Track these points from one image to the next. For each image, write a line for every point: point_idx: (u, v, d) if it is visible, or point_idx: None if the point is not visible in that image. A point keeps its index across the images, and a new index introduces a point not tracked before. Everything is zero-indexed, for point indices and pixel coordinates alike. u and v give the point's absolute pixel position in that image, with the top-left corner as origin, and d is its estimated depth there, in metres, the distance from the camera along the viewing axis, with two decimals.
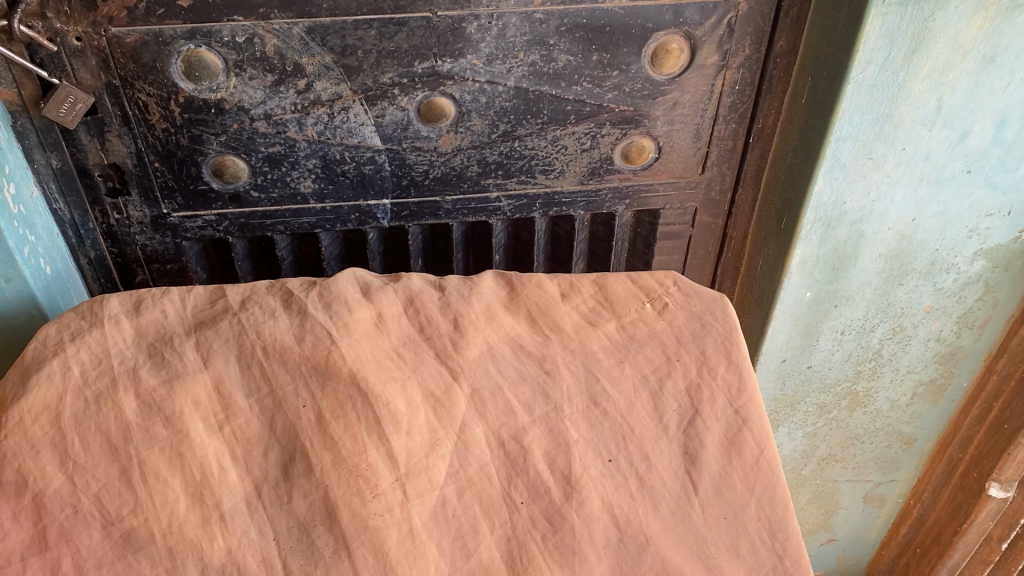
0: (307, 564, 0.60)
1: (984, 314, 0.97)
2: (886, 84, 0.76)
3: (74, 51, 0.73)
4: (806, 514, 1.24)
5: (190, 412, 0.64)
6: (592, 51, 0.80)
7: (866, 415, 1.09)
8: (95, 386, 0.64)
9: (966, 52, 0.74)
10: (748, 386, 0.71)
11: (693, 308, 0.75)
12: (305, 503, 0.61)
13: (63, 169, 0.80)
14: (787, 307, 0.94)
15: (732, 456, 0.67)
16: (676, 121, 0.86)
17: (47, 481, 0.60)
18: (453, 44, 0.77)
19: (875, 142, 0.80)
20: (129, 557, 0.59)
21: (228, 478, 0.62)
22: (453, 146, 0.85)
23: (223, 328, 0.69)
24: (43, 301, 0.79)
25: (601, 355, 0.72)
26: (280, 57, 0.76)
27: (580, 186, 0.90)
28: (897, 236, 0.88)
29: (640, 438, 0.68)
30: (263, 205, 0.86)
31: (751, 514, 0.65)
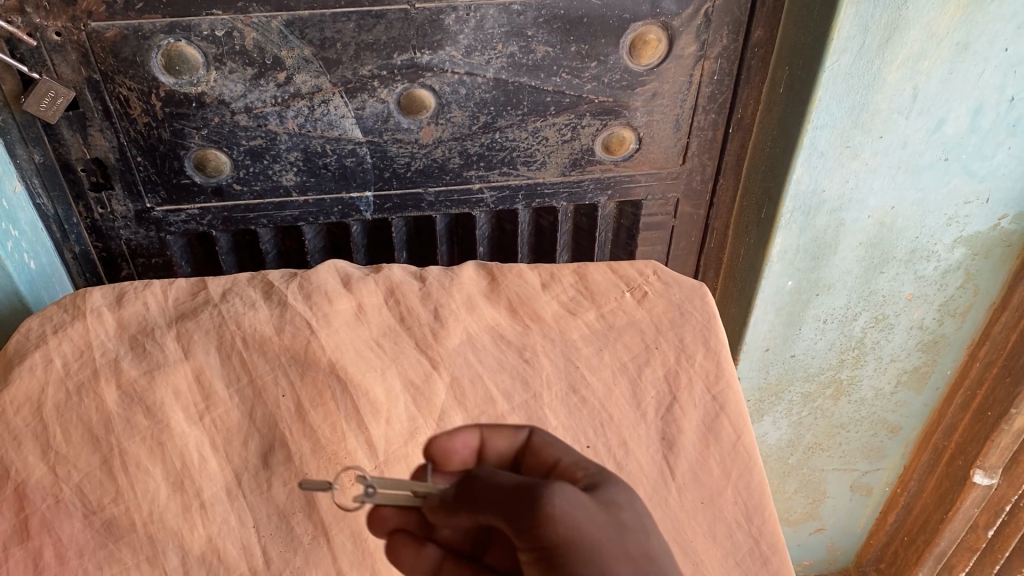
0: (286, 551, 0.61)
1: (965, 301, 0.98)
2: (862, 72, 0.77)
3: (55, 46, 0.73)
4: (793, 503, 1.25)
5: (171, 403, 0.64)
6: (571, 42, 0.80)
7: (851, 403, 1.09)
8: (77, 377, 0.65)
9: (940, 40, 0.75)
10: (725, 372, 0.72)
11: (673, 296, 0.76)
12: (284, 490, 0.63)
13: (46, 163, 0.80)
14: (769, 296, 0.94)
15: (709, 441, 0.69)
16: (656, 112, 0.87)
17: (29, 471, 0.61)
18: (432, 36, 0.78)
19: (852, 130, 0.81)
20: (111, 546, 0.60)
21: (208, 466, 0.63)
22: (434, 138, 0.85)
23: (204, 320, 0.69)
24: (27, 295, 0.80)
25: (581, 343, 0.73)
26: (260, 50, 0.76)
27: (562, 177, 0.91)
28: (877, 224, 0.88)
29: (619, 424, 0.69)
30: (246, 198, 0.86)
31: (728, 498, 0.67)
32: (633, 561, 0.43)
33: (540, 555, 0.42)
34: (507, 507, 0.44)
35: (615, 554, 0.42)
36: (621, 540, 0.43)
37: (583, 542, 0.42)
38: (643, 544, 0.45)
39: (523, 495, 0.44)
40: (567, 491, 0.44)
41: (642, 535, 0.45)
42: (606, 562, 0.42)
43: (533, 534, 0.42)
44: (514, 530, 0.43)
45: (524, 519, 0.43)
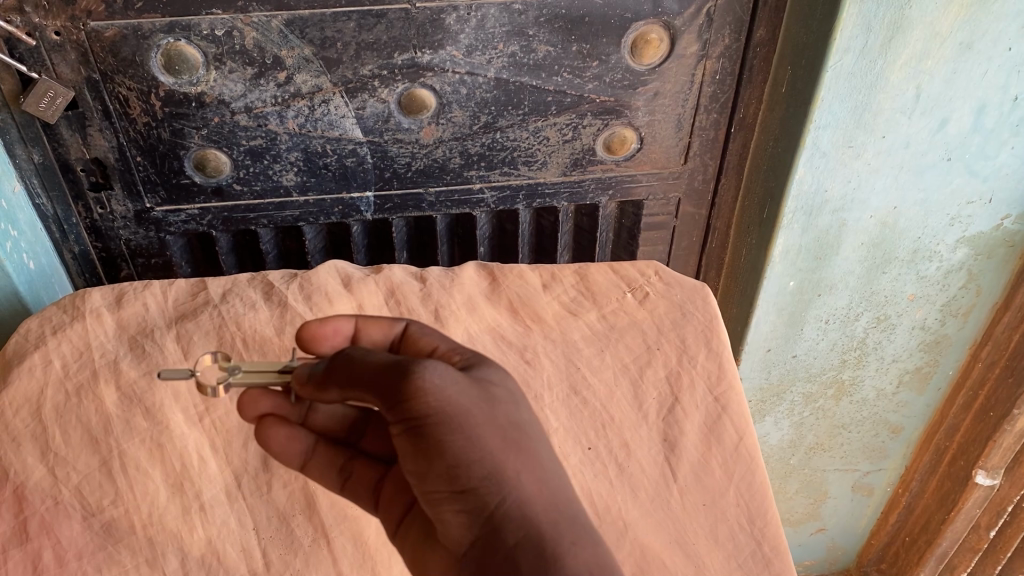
0: (287, 552, 0.64)
1: (967, 301, 0.97)
2: (865, 72, 0.76)
3: (54, 46, 0.73)
4: (794, 503, 1.25)
5: (171, 404, 0.66)
6: (572, 41, 0.80)
7: (852, 403, 1.09)
8: (76, 378, 0.66)
9: (943, 39, 0.74)
10: (728, 373, 0.73)
11: (674, 297, 0.77)
12: (284, 492, 0.66)
13: (45, 163, 0.80)
14: (771, 296, 0.94)
15: (711, 443, 0.70)
16: (657, 111, 0.86)
17: (28, 473, 0.62)
18: (433, 35, 0.78)
19: (855, 130, 0.80)
20: (110, 548, 0.61)
21: (207, 468, 0.65)
22: (435, 138, 0.85)
23: (204, 320, 0.70)
24: (26, 295, 0.79)
25: (583, 345, 0.74)
26: (260, 50, 0.76)
27: (563, 177, 0.91)
28: (879, 224, 0.88)
29: (620, 426, 0.70)
30: (246, 198, 0.86)
31: (730, 500, 0.67)
32: (500, 429, 0.49)
33: (411, 426, 0.48)
34: (379, 383, 0.49)
35: (483, 426, 0.48)
36: (491, 413, 0.49)
37: (452, 414, 0.47)
38: (513, 416, 0.50)
39: (394, 371, 0.49)
40: (438, 368, 0.49)
41: (512, 407, 0.51)
42: (473, 430, 0.47)
43: (406, 407, 0.48)
44: (387, 404, 0.49)
45: (396, 393, 0.48)
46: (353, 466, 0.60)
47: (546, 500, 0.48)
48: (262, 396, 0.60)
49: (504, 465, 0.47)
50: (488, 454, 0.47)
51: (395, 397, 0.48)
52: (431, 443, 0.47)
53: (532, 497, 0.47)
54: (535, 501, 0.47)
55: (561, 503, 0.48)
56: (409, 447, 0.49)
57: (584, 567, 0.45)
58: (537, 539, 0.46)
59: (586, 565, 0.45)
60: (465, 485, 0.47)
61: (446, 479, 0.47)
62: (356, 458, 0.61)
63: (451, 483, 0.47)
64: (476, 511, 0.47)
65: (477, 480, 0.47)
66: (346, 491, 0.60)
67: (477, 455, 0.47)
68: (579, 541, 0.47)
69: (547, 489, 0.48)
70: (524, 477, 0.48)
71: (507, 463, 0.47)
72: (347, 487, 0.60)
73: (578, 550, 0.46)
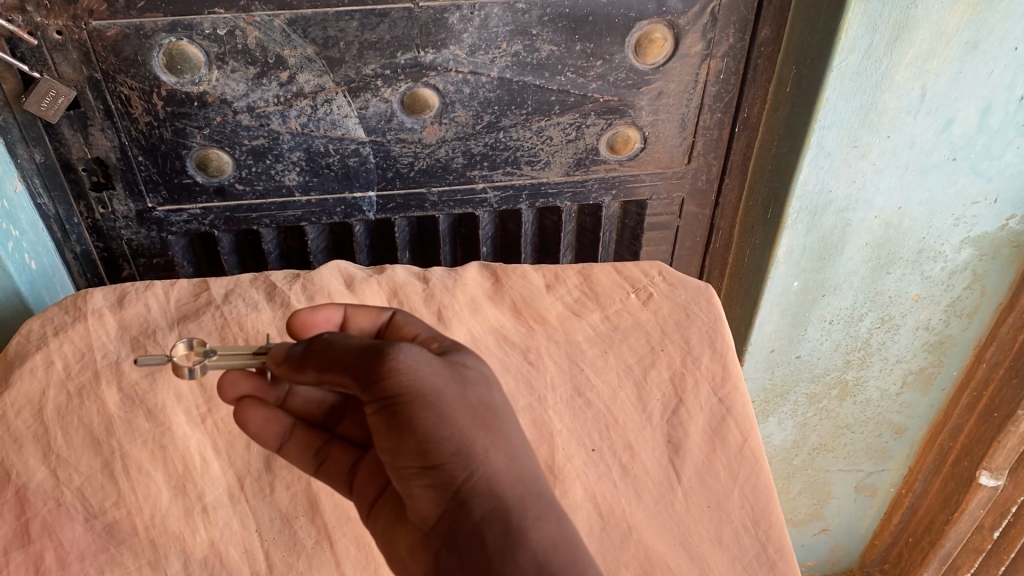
0: (289, 555, 0.64)
1: (972, 301, 0.97)
2: (870, 71, 0.76)
3: (56, 45, 0.73)
4: (798, 504, 1.24)
5: (173, 405, 0.67)
6: (576, 41, 0.79)
7: (856, 403, 1.08)
8: (78, 379, 0.66)
9: (949, 38, 0.74)
10: (732, 374, 0.73)
11: (678, 298, 0.77)
12: (287, 494, 0.66)
13: (47, 163, 0.80)
14: (774, 296, 0.94)
15: (716, 445, 0.69)
16: (661, 111, 0.86)
17: (30, 474, 0.62)
18: (436, 34, 0.77)
19: (859, 130, 0.80)
20: (112, 550, 0.61)
21: (210, 470, 0.65)
22: (437, 138, 0.85)
23: (206, 321, 0.70)
24: (28, 295, 0.79)
25: (586, 346, 0.74)
26: (262, 49, 0.76)
27: (566, 177, 0.90)
28: (883, 224, 0.88)
29: (624, 427, 0.70)
30: (248, 198, 0.86)
31: (735, 502, 0.67)
32: (472, 408, 0.50)
33: (384, 404, 0.49)
34: (353, 363, 0.50)
35: (455, 404, 0.49)
36: (462, 392, 0.50)
37: (424, 392, 0.49)
38: (485, 397, 0.51)
39: (370, 352, 0.50)
40: (414, 352, 0.50)
41: (484, 390, 0.52)
42: (444, 408, 0.49)
43: (379, 386, 0.49)
44: (361, 383, 0.50)
45: (369, 372, 0.49)
46: (329, 449, 0.61)
47: (515, 475, 0.49)
48: (242, 377, 0.60)
49: (473, 440, 0.49)
50: (458, 432, 0.49)
51: (369, 376, 0.49)
52: (403, 420, 0.48)
53: (499, 472, 0.49)
54: (502, 475, 0.48)
55: (529, 481, 0.49)
56: (382, 424, 0.50)
57: (547, 541, 0.47)
58: (502, 513, 0.47)
59: (550, 539, 0.47)
60: (434, 461, 0.48)
61: (416, 454, 0.49)
62: (333, 442, 0.62)
63: (420, 459, 0.49)
64: (443, 486, 0.48)
65: (446, 455, 0.48)
66: (321, 474, 0.61)
67: (447, 431, 0.48)
68: (544, 516, 0.48)
69: (515, 467, 0.49)
70: (493, 454, 0.49)
71: (476, 442, 0.49)
72: (323, 469, 0.61)
73: (543, 524, 0.47)
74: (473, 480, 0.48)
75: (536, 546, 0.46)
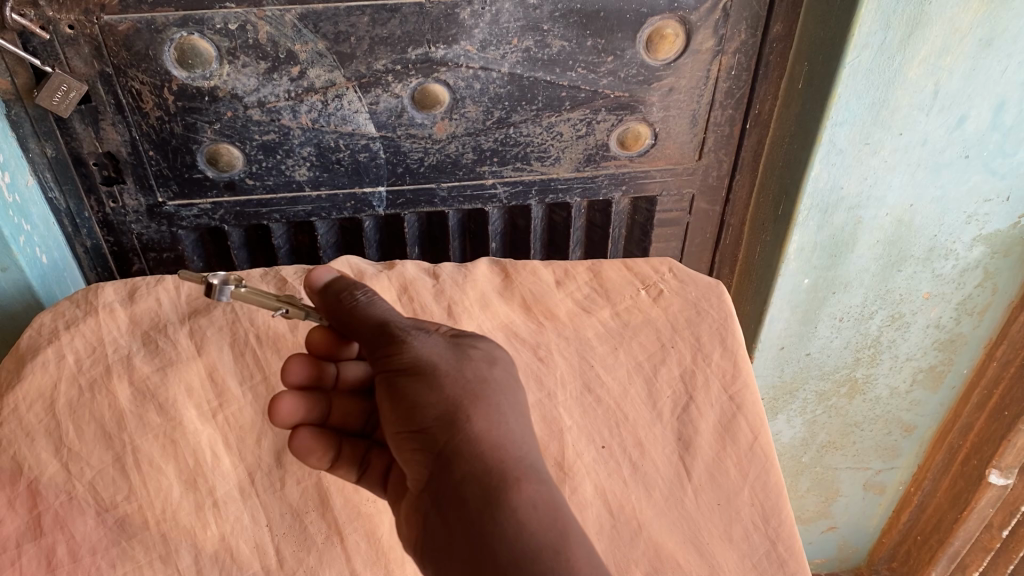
0: (299, 550, 0.65)
1: (984, 299, 0.97)
2: (883, 68, 0.75)
3: (67, 40, 0.73)
4: (806, 502, 1.24)
5: (184, 399, 0.67)
6: (587, 36, 0.79)
7: (865, 402, 1.08)
8: (89, 373, 0.66)
9: (963, 35, 0.73)
10: (743, 371, 0.72)
11: (689, 294, 0.76)
12: (298, 489, 0.67)
13: (58, 157, 0.80)
14: (784, 294, 0.93)
15: (726, 442, 0.69)
16: (672, 107, 0.86)
17: (42, 467, 0.62)
18: (447, 30, 0.77)
19: (871, 127, 0.79)
20: (124, 543, 0.62)
21: (221, 465, 0.66)
22: (448, 134, 0.84)
23: (217, 315, 0.71)
24: (39, 290, 0.79)
25: (596, 342, 0.74)
26: (273, 44, 0.76)
27: (576, 173, 0.90)
28: (895, 222, 0.87)
29: (634, 424, 0.70)
30: (258, 193, 0.86)
31: (745, 500, 0.67)
32: (464, 380, 0.57)
33: (388, 374, 0.58)
34: (369, 335, 0.60)
35: (448, 377, 0.57)
36: (458, 368, 0.58)
37: (422, 366, 0.57)
38: (481, 373, 0.58)
39: (385, 327, 0.59)
40: (423, 334, 0.60)
41: (482, 366, 0.59)
42: (437, 379, 0.57)
43: (387, 358, 0.58)
44: (374, 351, 0.60)
45: (382, 344, 0.59)
46: (370, 456, 0.66)
47: (495, 440, 0.55)
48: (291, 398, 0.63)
49: (457, 407, 0.56)
50: (446, 399, 0.56)
51: (381, 348, 0.59)
52: (399, 388, 0.57)
53: (479, 437, 0.54)
54: (480, 439, 0.54)
55: (510, 447, 0.55)
56: (384, 392, 0.59)
57: (529, 501, 0.52)
58: (481, 473, 0.53)
59: (532, 499, 0.52)
60: (422, 425, 0.56)
61: (408, 418, 0.57)
62: (373, 449, 0.66)
63: (411, 424, 0.57)
64: (430, 447, 0.55)
65: (432, 420, 0.56)
66: (364, 481, 0.65)
67: (435, 399, 0.56)
68: (526, 478, 0.53)
69: (499, 434, 0.55)
70: (477, 420, 0.55)
71: (462, 409, 0.56)
72: (366, 476, 0.65)
73: (522, 485, 0.53)
74: (454, 443, 0.54)
75: (517, 506, 0.51)
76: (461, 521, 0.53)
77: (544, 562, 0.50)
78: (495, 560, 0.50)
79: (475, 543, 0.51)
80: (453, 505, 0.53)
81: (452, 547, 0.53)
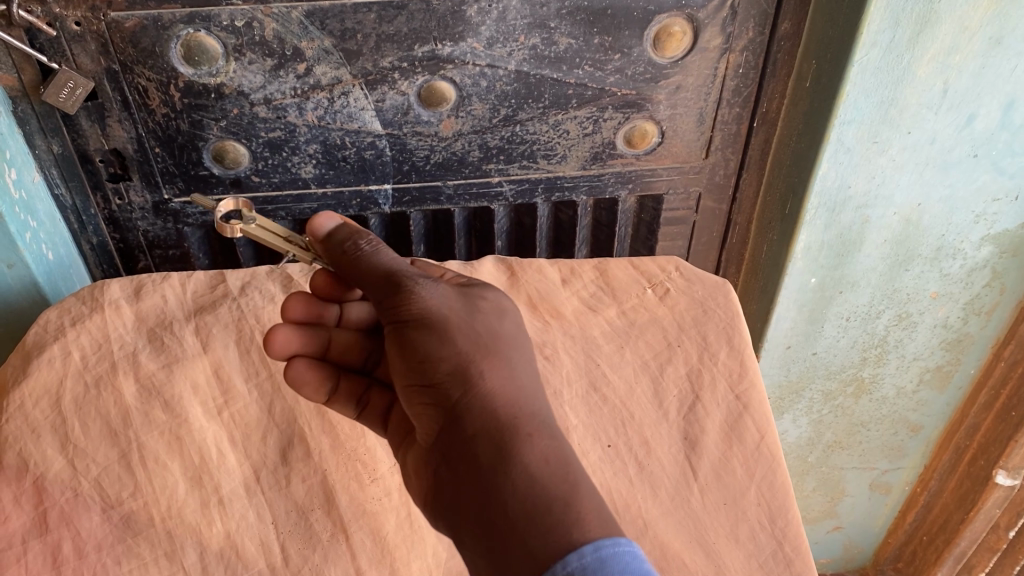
0: (305, 548, 0.64)
1: (991, 299, 0.96)
2: (891, 67, 0.75)
3: (74, 36, 0.73)
4: (812, 501, 1.24)
5: (189, 397, 0.68)
6: (594, 34, 0.79)
7: (872, 401, 1.08)
8: (95, 370, 0.67)
9: (972, 33, 0.73)
10: (750, 370, 0.72)
11: (695, 294, 0.77)
12: (303, 487, 0.66)
13: (64, 154, 0.80)
14: (791, 293, 0.93)
15: (733, 441, 0.69)
16: (679, 105, 0.85)
17: (48, 464, 0.62)
18: (454, 27, 0.77)
19: (879, 126, 0.79)
20: (129, 541, 0.62)
21: (226, 462, 0.66)
22: (454, 131, 0.84)
23: (223, 313, 0.72)
24: (45, 286, 0.79)
25: (602, 341, 0.74)
26: (279, 41, 0.75)
27: (583, 171, 0.90)
28: (903, 221, 0.87)
29: (640, 423, 0.70)
30: (264, 190, 0.86)
31: (751, 499, 0.67)
32: (475, 334, 0.59)
33: (398, 326, 0.60)
34: (376, 284, 0.61)
35: (459, 331, 0.59)
36: (469, 321, 0.60)
37: (432, 317, 0.59)
38: (492, 327, 0.60)
39: (392, 277, 0.60)
40: (430, 283, 0.61)
41: (494, 321, 0.61)
42: (449, 332, 0.58)
43: (396, 309, 0.60)
44: (382, 301, 0.61)
45: (391, 295, 0.60)
46: (370, 395, 0.69)
47: (508, 396, 0.56)
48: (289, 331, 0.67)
49: (469, 361, 0.57)
50: (457, 353, 0.58)
51: (390, 299, 0.60)
52: (410, 342, 0.59)
53: (491, 392, 0.56)
54: (493, 394, 0.56)
55: (524, 403, 0.56)
56: (395, 345, 0.60)
57: (540, 456, 0.53)
58: (494, 430, 0.55)
59: (542, 454, 0.53)
60: (435, 379, 0.58)
61: (422, 373, 0.59)
62: (372, 388, 0.69)
63: (425, 378, 0.58)
64: (444, 402, 0.57)
65: (445, 374, 0.57)
66: (363, 417, 0.68)
67: (447, 352, 0.58)
68: (537, 434, 0.54)
69: (512, 390, 0.57)
70: (490, 375, 0.57)
71: (474, 363, 0.57)
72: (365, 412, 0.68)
73: (534, 440, 0.54)
74: (467, 399, 0.56)
75: (527, 460, 0.53)
76: (473, 477, 0.54)
77: (554, 515, 0.50)
78: (507, 513, 0.51)
79: (488, 496, 0.53)
80: (466, 461, 0.55)
81: (467, 501, 0.54)
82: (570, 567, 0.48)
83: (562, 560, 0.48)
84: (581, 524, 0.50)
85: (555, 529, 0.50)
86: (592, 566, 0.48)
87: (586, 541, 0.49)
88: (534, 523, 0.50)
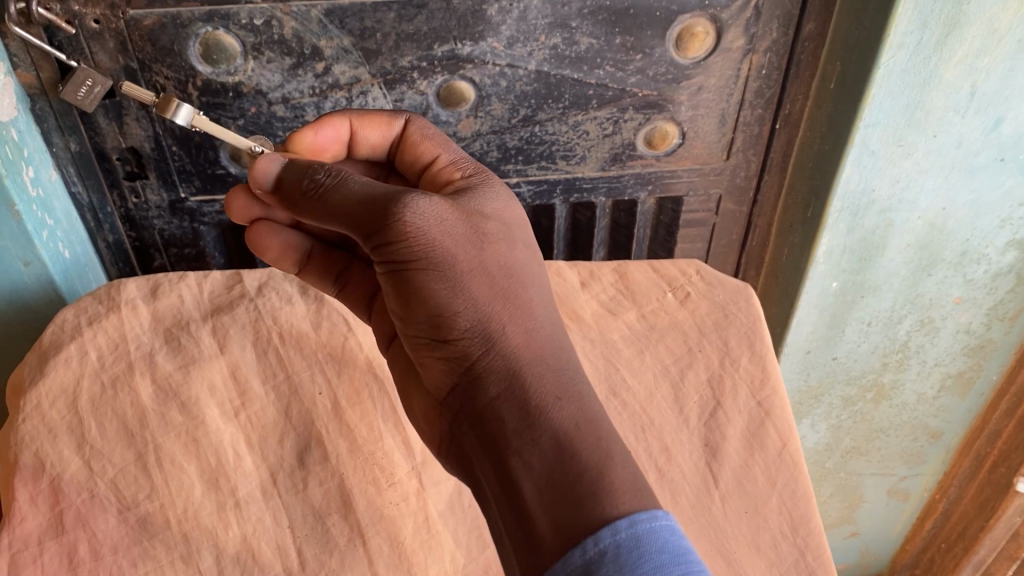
0: (322, 552, 0.63)
1: (1015, 305, 0.95)
2: (919, 69, 0.74)
3: (93, 34, 0.72)
4: (829, 507, 1.23)
5: (206, 397, 0.68)
6: (616, 34, 0.78)
7: (892, 407, 1.06)
8: (112, 370, 0.68)
9: (1002, 35, 0.72)
10: (772, 377, 0.71)
11: (716, 298, 0.76)
12: (321, 490, 0.66)
13: (81, 152, 0.80)
14: (812, 297, 0.92)
15: (754, 448, 0.68)
16: (701, 106, 0.84)
17: (64, 465, 0.63)
18: (474, 26, 0.76)
19: (905, 129, 0.78)
20: (145, 543, 0.61)
21: (243, 464, 0.66)
22: (472, 131, 0.84)
23: (240, 313, 0.74)
24: (61, 284, 0.79)
25: (622, 345, 0.74)
26: (298, 40, 0.75)
27: (602, 172, 0.89)
28: (927, 225, 0.86)
29: (660, 429, 0.69)
30: None
31: (773, 508, 0.66)
32: (489, 274, 0.57)
33: (393, 267, 0.57)
34: (353, 220, 0.56)
35: (468, 275, 0.56)
36: (478, 257, 0.57)
37: (434, 257, 0.55)
38: (504, 259, 0.58)
39: (376, 211, 0.55)
40: (421, 203, 0.55)
41: (505, 252, 0.59)
42: (457, 277, 0.56)
43: (388, 252, 0.56)
44: (369, 236, 0.56)
45: (376, 234, 0.55)
46: (348, 274, 0.74)
47: (534, 351, 0.56)
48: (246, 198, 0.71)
49: (489, 314, 0.56)
50: (472, 303, 0.56)
51: (378, 239, 0.55)
52: (418, 290, 0.57)
53: (516, 349, 0.56)
54: (518, 352, 0.55)
55: (552, 359, 0.56)
56: (396, 286, 0.58)
57: (570, 422, 0.52)
58: (520, 395, 0.54)
59: (571, 420, 0.52)
60: (453, 333, 0.57)
61: (437, 327, 0.58)
62: (351, 267, 0.74)
63: (440, 328, 0.58)
64: (465, 358, 0.57)
65: (464, 329, 0.57)
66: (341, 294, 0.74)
67: (462, 305, 0.56)
68: (566, 398, 0.53)
69: (536, 347, 0.56)
70: (511, 326, 0.57)
71: (495, 317, 0.57)
72: (343, 290, 0.74)
73: (562, 405, 0.53)
74: (488, 361, 0.56)
75: (556, 426, 0.52)
76: (498, 442, 0.53)
77: (586, 485, 0.49)
78: (535, 481, 0.50)
79: (513, 460, 0.52)
80: (492, 425, 0.54)
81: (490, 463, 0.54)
82: (602, 544, 0.46)
83: (596, 535, 0.46)
84: (612, 495, 0.48)
85: (587, 501, 0.48)
86: (627, 543, 0.46)
87: (620, 514, 0.47)
88: (566, 491, 0.49)
